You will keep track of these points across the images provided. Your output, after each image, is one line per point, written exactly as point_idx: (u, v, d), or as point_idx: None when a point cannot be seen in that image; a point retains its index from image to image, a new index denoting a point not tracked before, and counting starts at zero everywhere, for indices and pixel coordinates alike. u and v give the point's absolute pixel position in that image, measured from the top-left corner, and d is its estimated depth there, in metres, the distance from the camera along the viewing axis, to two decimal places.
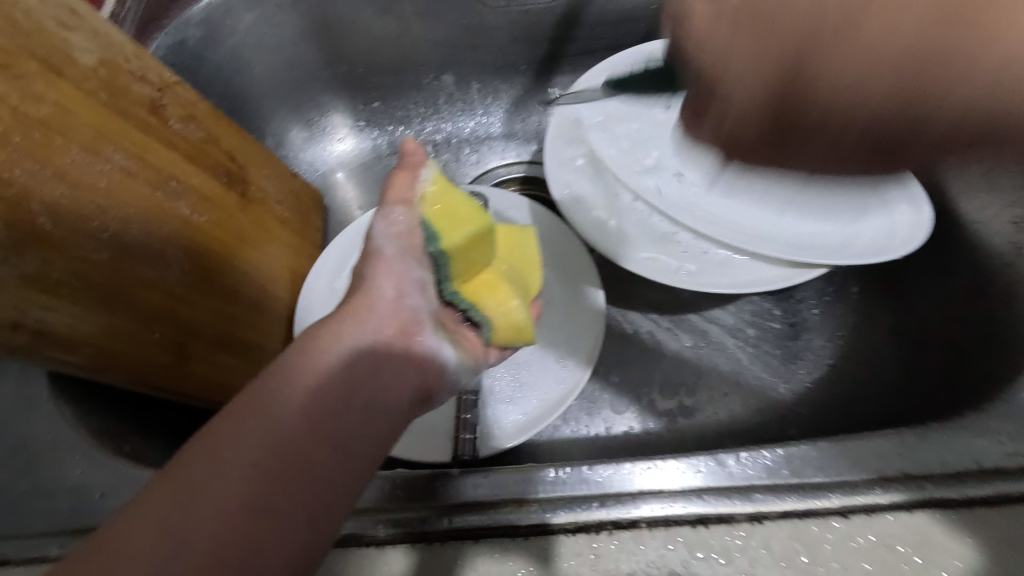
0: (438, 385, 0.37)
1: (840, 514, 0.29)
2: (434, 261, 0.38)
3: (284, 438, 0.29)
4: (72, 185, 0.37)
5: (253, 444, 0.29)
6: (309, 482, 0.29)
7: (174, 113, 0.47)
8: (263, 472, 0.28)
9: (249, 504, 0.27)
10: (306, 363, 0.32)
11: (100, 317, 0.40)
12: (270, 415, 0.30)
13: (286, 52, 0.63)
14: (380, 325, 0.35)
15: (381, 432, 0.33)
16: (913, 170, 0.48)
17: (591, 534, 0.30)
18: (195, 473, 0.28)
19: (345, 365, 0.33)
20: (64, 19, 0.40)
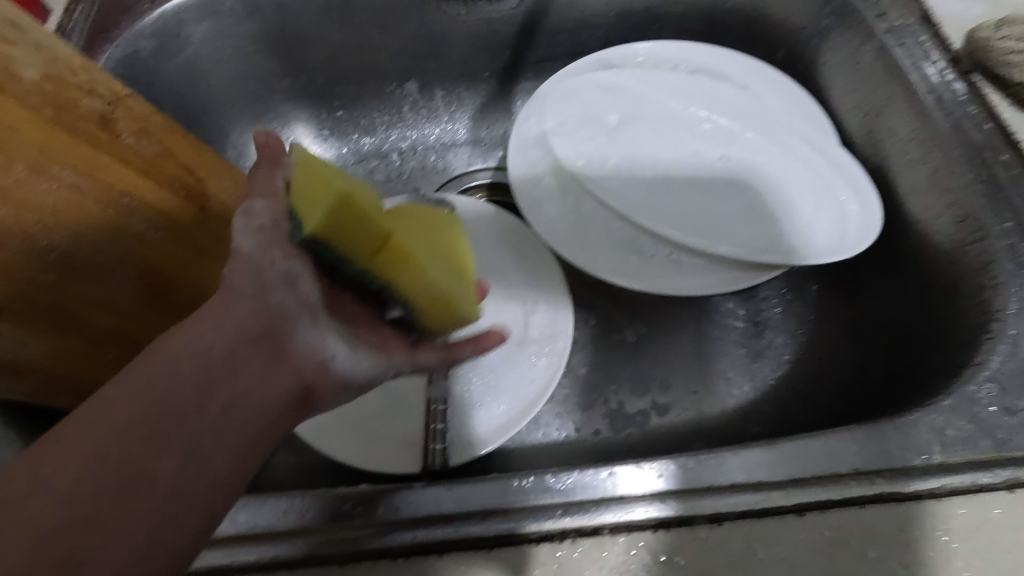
0: (320, 385, 0.33)
1: (795, 513, 0.30)
2: (312, 246, 0.32)
3: (130, 443, 0.26)
4: (16, 205, 0.36)
5: (87, 453, 0.25)
6: (170, 472, 0.27)
7: (126, 127, 0.45)
8: (100, 474, 0.25)
9: (88, 508, 0.24)
10: (156, 362, 0.29)
11: (50, 342, 0.41)
12: (124, 409, 0.27)
13: (245, 62, 0.62)
14: (242, 319, 0.31)
15: (253, 430, 0.30)
16: (862, 175, 0.50)
17: (553, 542, 0.30)
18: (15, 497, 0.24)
19: (201, 363, 0.29)
20: (7, 33, 0.36)
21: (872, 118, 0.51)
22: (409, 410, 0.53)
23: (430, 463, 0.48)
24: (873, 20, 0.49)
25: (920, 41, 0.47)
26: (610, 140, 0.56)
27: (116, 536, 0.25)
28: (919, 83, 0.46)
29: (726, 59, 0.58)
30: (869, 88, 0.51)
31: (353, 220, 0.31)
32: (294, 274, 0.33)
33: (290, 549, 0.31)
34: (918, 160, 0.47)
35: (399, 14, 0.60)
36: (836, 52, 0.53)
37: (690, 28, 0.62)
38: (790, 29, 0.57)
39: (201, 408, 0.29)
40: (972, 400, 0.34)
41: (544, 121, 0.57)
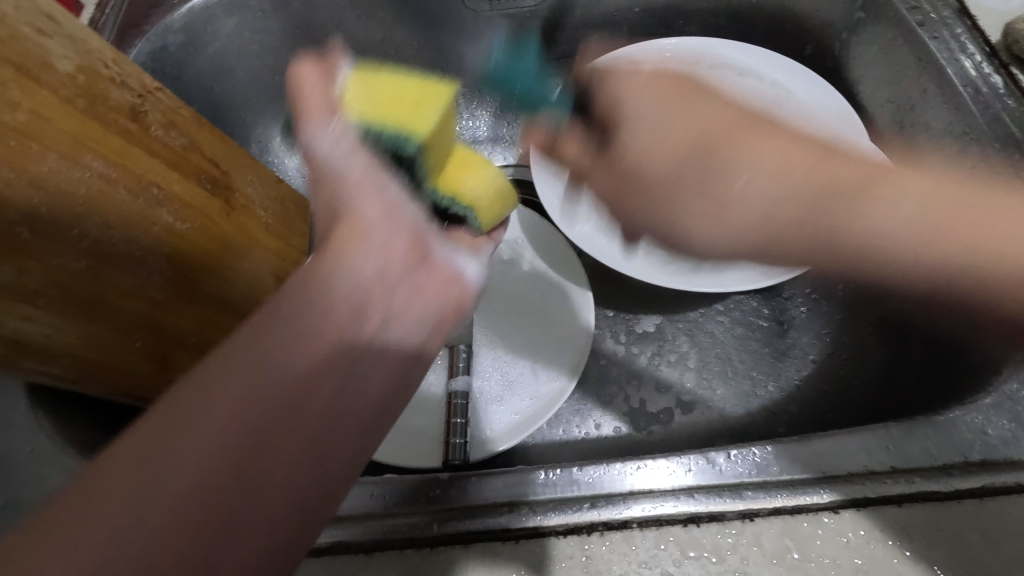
0: (434, 337, 0.29)
1: (829, 510, 0.29)
2: (411, 162, 0.33)
3: (248, 425, 0.23)
4: (50, 192, 0.36)
5: (206, 430, 0.23)
6: (284, 469, 0.24)
7: (156, 120, 0.47)
8: (220, 457, 0.23)
9: (196, 517, 0.22)
10: (273, 328, 0.25)
11: (79, 328, 0.40)
12: (237, 386, 0.24)
13: (270, 58, 0.63)
14: (364, 273, 0.27)
15: (371, 411, 0.26)
16: (894, 174, 0.49)
17: (581, 535, 0.30)
18: (141, 474, 0.22)
19: (324, 331, 0.26)
20: (44, 26, 0.38)
21: (904, 113, 0.50)
22: (429, 405, 0.53)
23: (450, 457, 0.47)
24: (907, 14, 0.49)
25: (955, 34, 0.47)
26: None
27: (236, 546, 0.22)
28: (957, 77, 0.46)
29: (751, 57, 0.58)
30: (901, 83, 0.50)
31: (443, 124, 0.35)
32: (402, 230, 0.30)
33: (316, 536, 0.31)
34: (953, 155, 0.46)
35: (422, 10, 0.61)
36: (865, 48, 0.53)
37: (715, 25, 0.62)
38: (817, 24, 0.56)
39: (315, 391, 0.25)
40: (1011, 399, 0.33)
41: (563, 118, 0.57)
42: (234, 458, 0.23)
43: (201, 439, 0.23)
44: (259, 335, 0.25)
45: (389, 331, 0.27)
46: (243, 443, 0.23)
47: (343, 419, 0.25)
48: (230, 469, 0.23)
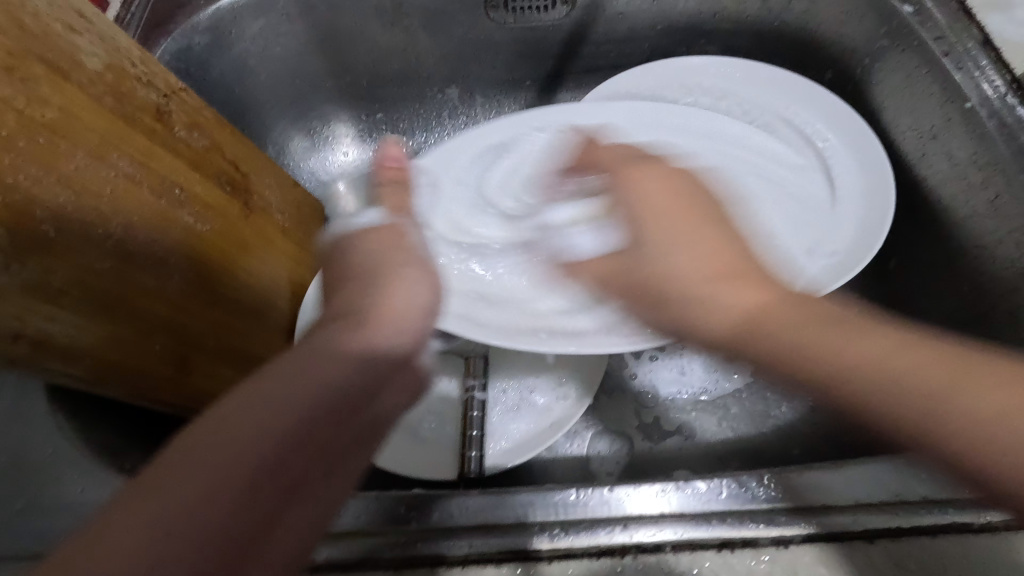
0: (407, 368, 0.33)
1: (863, 539, 0.30)
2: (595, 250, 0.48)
3: (267, 473, 0.24)
4: (76, 189, 0.35)
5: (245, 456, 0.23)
6: (282, 526, 0.24)
7: (179, 120, 0.46)
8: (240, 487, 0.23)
9: (247, 520, 0.23)
10: (323, 359, 0.29)
11: (103, 328, 0.39)
12: (294, 380, 0.27)
13: (291, 59, 0.62)
14: (375, 345, 0.32)
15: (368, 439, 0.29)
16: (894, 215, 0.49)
17: (614, 557, 0.30)
18: (206, 460, 0.23)
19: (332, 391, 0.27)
20: (74, 23, 0.38)
21: (926, 141, 0.51)
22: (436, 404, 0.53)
23: (467, 470, 0.47)
24: (931, 43, 0.48)
25: (980, 66, 0.47)
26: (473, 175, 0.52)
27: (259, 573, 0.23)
28: (978, 104, 0.46)
29: (803, 94, 0.56)
30: (923, 111, 0.51)
31: None
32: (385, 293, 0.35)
33: (348, 550, 0.31)
34: (978, 185, 0.47)
35: (446, 20, 0.61)
36: (889, 75, 0.53)
37: (737, 45, 0.62)
38: (839, 48, 0.56)
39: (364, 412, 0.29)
40: None
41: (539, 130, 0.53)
42: (262, 483, 0.23)
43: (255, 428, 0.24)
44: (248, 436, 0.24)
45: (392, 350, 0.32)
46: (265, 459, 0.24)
47: (306, 483, 0.25)
48: (243, 499, 0.23)
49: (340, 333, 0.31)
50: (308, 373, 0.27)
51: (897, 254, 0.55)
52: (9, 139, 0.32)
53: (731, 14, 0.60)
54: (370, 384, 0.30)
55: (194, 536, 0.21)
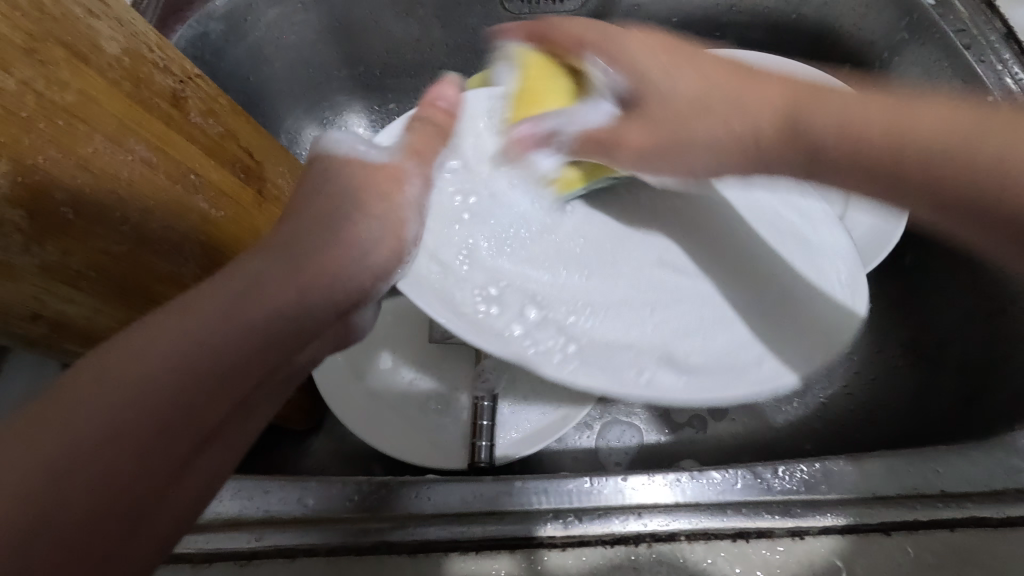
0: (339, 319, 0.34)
1: (881, 532, 0.30)
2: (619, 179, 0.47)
3: (176, 411, 0.25)
4: (94, 174, 0.35)
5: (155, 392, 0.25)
6: (180, 468, 0.26)
7: (195, 106, 0.47)
8: (142, 425, 0.24)
9: (149, 456, 0.24)
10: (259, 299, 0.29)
11: (119, 312, 0.40)
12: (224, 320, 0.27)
13: (304, 48, 0.62)
14: (320, 293, 0.32)
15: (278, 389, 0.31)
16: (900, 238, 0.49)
17: (629, 545, 0.30)
18: (118, 386, 0.24)
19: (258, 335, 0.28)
20: (94, 7, 0.38)
21: None
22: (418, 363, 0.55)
23: (477, 460, 0.47)
24: (954, 35, 0.49)
25: (1003, 59, 0.47)
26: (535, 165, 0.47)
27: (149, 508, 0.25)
28: (1001, 98, 0.46)
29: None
30: None
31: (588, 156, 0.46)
32: (348, 229, 0.35)
33: (358, 534, 0.31)
34: None
35: (459, 10, 0.60)
36: (908, 69, 0.52)
37: (753, 38, 0.62)
38: (858, 41, 0.55)
39: (280, 365, 0.30)
40: None
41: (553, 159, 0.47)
42: (165, 427, 0.25)
43: (136, 395, 0.24)
44: (169, 373, 0.25)
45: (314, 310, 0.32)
46: (140, 427, 0.24)
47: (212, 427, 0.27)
48: (149, 437, 0.24)
49: (282, 269, 0.31)
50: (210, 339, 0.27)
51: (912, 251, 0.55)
52: (28, 121, 0.32)
53: (749, 6, 0.59)
54: (291, 340, 0.30)
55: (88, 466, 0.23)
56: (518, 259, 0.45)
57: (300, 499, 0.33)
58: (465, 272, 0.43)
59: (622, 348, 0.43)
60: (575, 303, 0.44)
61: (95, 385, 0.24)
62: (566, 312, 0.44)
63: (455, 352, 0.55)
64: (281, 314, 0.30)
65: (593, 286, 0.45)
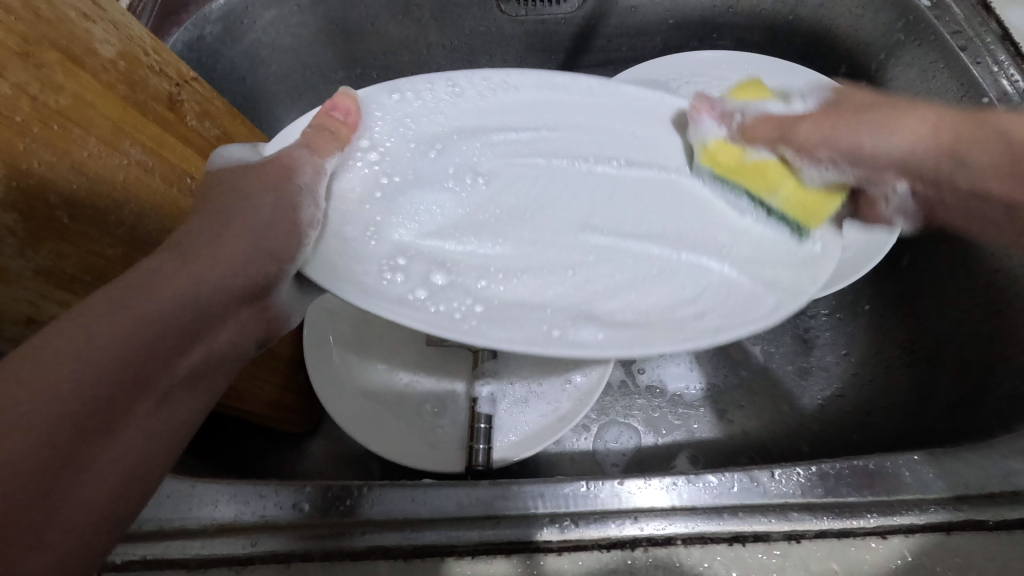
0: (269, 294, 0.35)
1: (876, 535, 0.30)
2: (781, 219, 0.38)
3: (97, 395, 0.26)
4: (90, 177, 0.35)
5: (76, 379, 0.25)
6: (114, 452, 0.26)
7: (191, 109, 0.47)
8: (67, 411, 0.25)
9: (72, 438, 0.25)
10: (176, 284, 0.30)
11: None
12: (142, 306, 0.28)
13: (301, 51, 0.62)
14: (241, 270, 0.32)
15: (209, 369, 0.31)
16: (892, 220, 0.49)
17: (624, 549, 0.30)
18: (40, 377, 0.24)
19: (178, 314, 0.29)
20: (89, 10, 0.37)
21: None
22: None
23: (473, 463, 0.47)
24: (949, 37, 0.49)
25: (998, 61, 0.47)
26: (486, 108, 0.41)
27: (84, 493, 0.25)
28: (996, 99, 0.46)
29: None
30: None
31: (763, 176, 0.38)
32: (273, 208, 0.34)
33: (354, 540, 0.31)
34: None
35: (456, 12, 0.60)
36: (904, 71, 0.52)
37: (750, 40, 0.62)
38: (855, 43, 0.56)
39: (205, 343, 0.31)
40: None
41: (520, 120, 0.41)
42: (88, 410, 0.25)
43: (55, 384, 0.25)
44: (86, 360, 0.26)
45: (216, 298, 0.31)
46: (62, 411, 0.24)
47: (137, 412, 0.27)
48: (72, 422, 0.25)
49: (190, 253, 0.31)
50: (124, 313, 0.27)
51: None
52: (23, 125, 0.31)
53: (745, 9, 0.59)
54: (213, 317, 0.31)
55: (15, 455, 0.23)
56: (419, 233, 0.36)
57: (295, 504, 0.33)
58: (372, 248, 0.35)
59: (533, 307, 0.35)
60: (488, 268, 0.36)
61: (23, 382, 0.24)
62: (477, 276, 0.36)
63: (453, 355, 0.55)
64: (197, 297, 0.30)
65: (520, 248, 0.37)
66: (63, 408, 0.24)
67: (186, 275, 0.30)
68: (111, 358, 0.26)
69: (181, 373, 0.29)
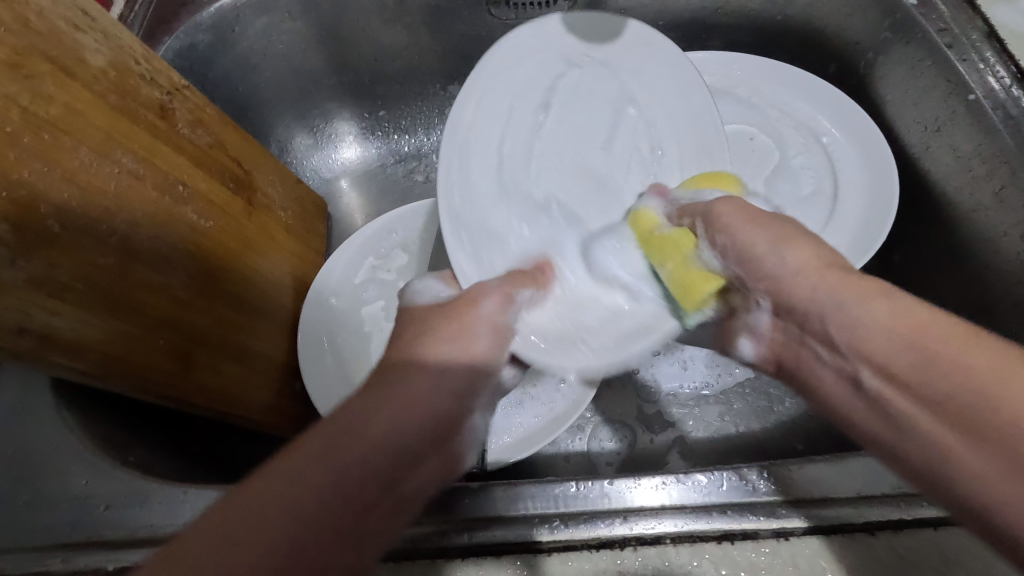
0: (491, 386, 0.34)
1: (865, 532, 0.30)
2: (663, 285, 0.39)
3: (329, 506, 0.25)
4: (82, 186, 0.36)
5: (315, 485, 0.25)
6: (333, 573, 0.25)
7: (183, 117, 0.47)
8: (299, 524, 0.24)
9: (314, 548, 0.24)
10: (415, 391, 0.30)
11: (113, 327, 0.39)
12: (385, 419, 0.28)
13: (293, 57, 0.62)
14: (456, 378, 0.32)
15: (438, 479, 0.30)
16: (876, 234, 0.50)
17: (614, 549, 0.30)
18: (291, 482, 0.25)
19: (410, 431, 0.29)
20: (79, 21, 0.38)
21: (932, 133, 0.51)
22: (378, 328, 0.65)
23: (468, 465, 0.47)
24: (935, 35, 0.48)
25: (984, 57, 0.46)
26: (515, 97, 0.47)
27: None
28: (983, 96, 0.46)
29: (808, 90, 0.56)
30: (925, 105, 0.51)
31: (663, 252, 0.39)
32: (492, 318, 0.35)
33: None
34: (982, 177, 0.47)
35: (447, 17, 0.61)
36: (892, 69, 0.53)
37: (739, 40, 0.62)
38: (843, 42, 0.56)
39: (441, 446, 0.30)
40: None
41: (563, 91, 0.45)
42: (324, 520, 0.25)
43: (309, 491, 0.25)
44: (332, 472, 0.26)
45: (450, 375, 0.32)
46: (298, 531, 0.24)
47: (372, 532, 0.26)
48: (308, 533, 0.24)
49: (412, 364, 0.32)
50: (378, 423, 0.28)
51: (899, 249, 0.55)
52: (14, 135, 0.32)
53: (733, 9, 0.59)
54: (444, 426, 0.30)
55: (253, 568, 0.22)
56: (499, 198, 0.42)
57: None
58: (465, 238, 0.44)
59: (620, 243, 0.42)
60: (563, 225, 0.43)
61: (269, 493, 0.24)
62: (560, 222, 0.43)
63: None
64: (428, 416, 0.30)
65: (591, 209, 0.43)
66: (300, 516, 0.24)
67: (418, 387, 0.31)
68: (350, 469, 0.26)
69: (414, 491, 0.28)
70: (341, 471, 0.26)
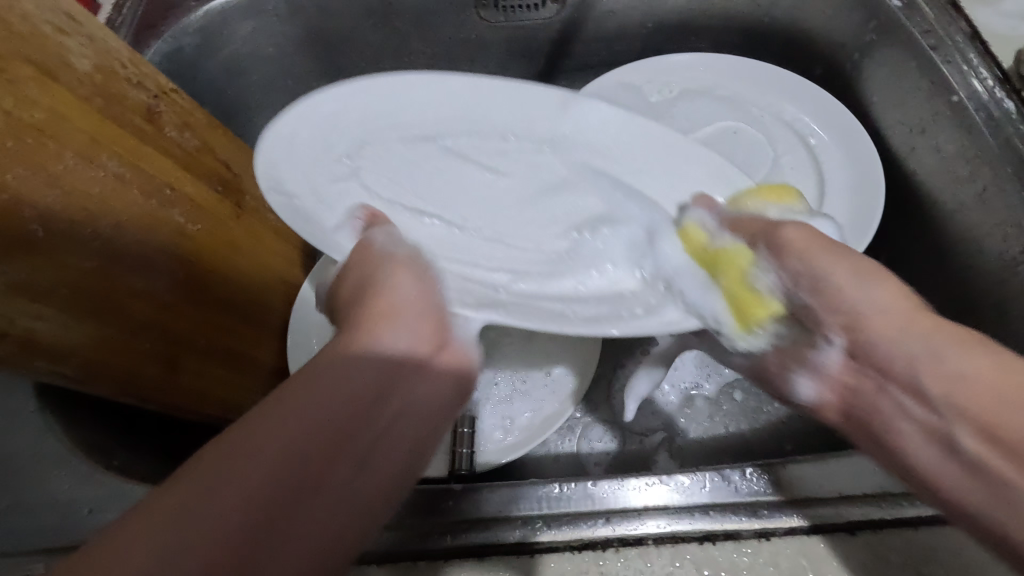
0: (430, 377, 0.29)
1: (844, 531, 0.30)
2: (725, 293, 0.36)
3: (269, 483, 0.23)
4: (65, 190, 0.36)
5: (260, 466, 0.23)
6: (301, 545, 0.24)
7: (170, 121, 0.47)
8: (257, 496, 0.23)
9: (260, 521, 0.23)
10: (333, 373, 0.26)
11: (87, 327, 0.39)
12: (312, 404, 0.25)
13: (282, 60, 0.62)
14: (366, 367, 0.27)
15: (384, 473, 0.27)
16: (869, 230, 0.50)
17: (596, 551, 0.30)
18: (237, 460, 0.23)
19: (322, 416, 0.25)
20: (65, 24, 0.38)
21: (916, 135, 0.51)
22: None
23: (456, 468, 0.47)
24: (919, 36, 0.49)
25: (968, 59, 0.47)
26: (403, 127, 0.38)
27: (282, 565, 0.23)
28: (965, 98, 0.46)
29: (788, 88, 0.56)
30: (910, 106, 0.51)
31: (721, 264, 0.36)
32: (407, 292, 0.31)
33: None
34: (965, 178, 0.47)
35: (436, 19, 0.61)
36: (877, 71, 0.53)
37: (727, 41, 0.62)
38: (830, 43, 0.56)
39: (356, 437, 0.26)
40: None
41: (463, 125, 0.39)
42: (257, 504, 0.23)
43: (244, 471, 0.23)
44: (282, 450, 0.24)
45: (421, 367, 0.29)
46: (260, 497, 0.23)
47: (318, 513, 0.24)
48: (263, 510, 0.23)
49: (365, 328, 0.29)
50: (304, 408, 0.25)
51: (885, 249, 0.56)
52: None
53: (720, 11, 0.59)
54: (370, 404, 0.27)
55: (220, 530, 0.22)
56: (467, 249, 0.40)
57: None
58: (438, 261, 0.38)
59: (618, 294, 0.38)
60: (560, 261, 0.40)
61: (233, 458, 0.23)
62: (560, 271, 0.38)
63: None
64: (340, 399, 0.26)
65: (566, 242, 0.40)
66: (254, 492, 0.23)
67: (349, 366, 0.27)
68: (280, 449, 0.24)
69: (347, 476, 0.25)
70: (277, 445, 0.24)
